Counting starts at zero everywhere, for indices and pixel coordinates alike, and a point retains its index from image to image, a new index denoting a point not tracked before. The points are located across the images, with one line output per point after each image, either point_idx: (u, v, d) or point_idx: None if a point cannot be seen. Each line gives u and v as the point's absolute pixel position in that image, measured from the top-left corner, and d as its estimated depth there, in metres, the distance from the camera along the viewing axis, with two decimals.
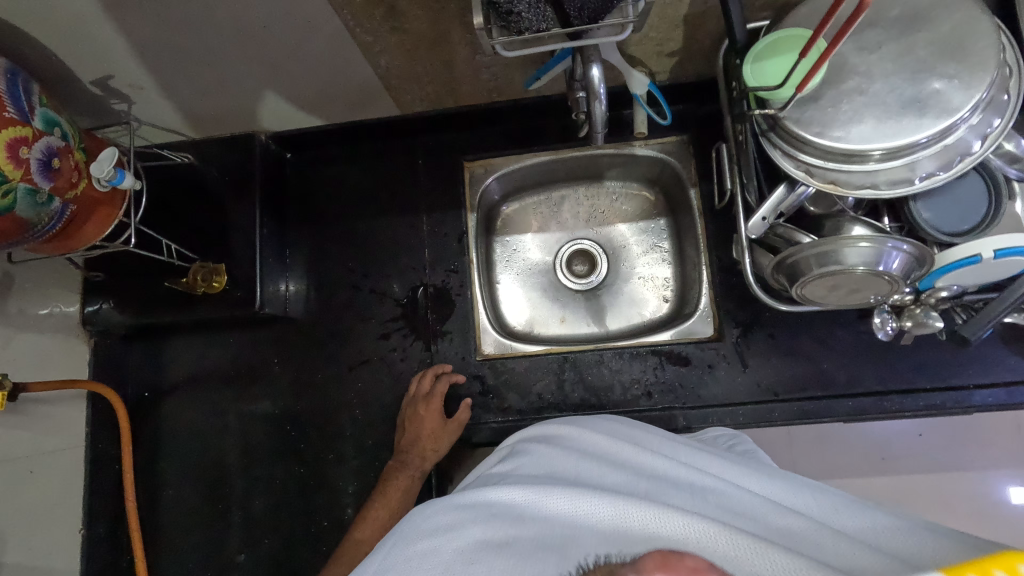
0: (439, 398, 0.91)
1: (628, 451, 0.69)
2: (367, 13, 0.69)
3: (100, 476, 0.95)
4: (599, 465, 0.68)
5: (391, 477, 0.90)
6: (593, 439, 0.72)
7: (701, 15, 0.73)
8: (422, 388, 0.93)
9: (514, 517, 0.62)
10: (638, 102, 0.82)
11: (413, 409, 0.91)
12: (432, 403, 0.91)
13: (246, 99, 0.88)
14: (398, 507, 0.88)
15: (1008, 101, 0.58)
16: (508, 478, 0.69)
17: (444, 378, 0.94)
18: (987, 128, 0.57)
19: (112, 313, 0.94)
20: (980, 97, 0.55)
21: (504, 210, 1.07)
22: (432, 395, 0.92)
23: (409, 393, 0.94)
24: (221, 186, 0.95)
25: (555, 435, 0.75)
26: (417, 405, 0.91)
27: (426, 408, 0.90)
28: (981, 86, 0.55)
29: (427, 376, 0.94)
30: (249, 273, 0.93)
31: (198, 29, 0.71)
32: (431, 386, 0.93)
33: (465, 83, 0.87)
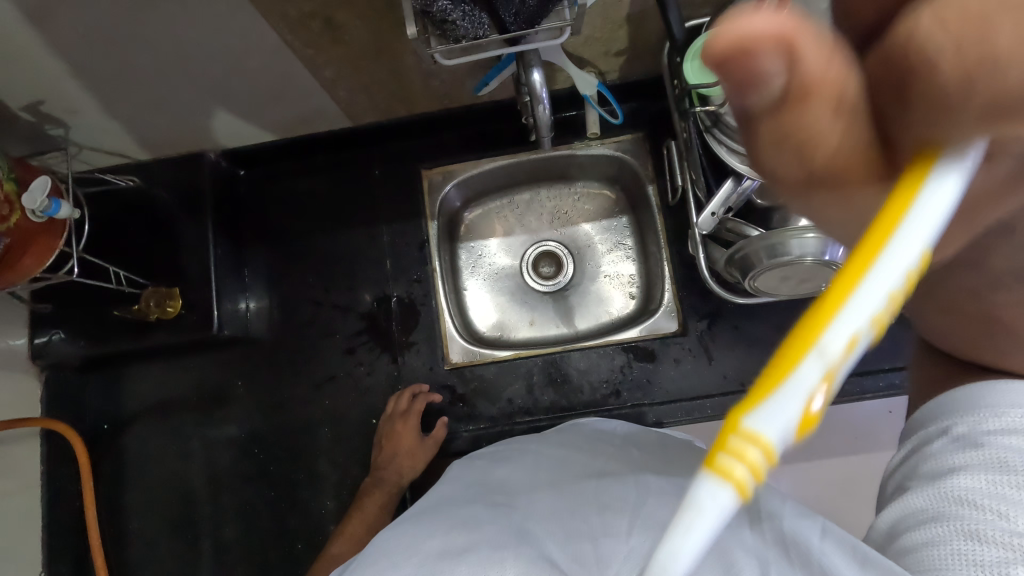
0: (416, 416, 0.90)
1: (580, 457, 0.69)
2: (305, 27, 0.67)
3: (61, 514, 0.92)
4: (555, 473, 0.67)
5: (369, 492, 0.89)
6: (548, 447, 0.73)
7: (642, 14, 0.73)
8: (399, 406, 0.92)
9: (472, 525, 0.59)
10: (589, 104, 0.82)
11: (390, 427, 0.91)
12: (410, 420, 0.90)
13: (190, 117, 0.85)
14: (374, 520, 0.86)
15: None
16: (465, 494, 0.66)
17: (422, 397, 0.93)
18: None
19: (63, 345, 0.91)
20: None
21: (466, 216, 1.05)
22: (410, 412, 0.91)
23: (386, 412, 0.93)
24: (170, 207, 0.92)
25: (509, 449, 0.75)
26: (394, 422, 0.91)
27: (404, 424, 0.90)
28: None
29: (405, 394, 0.93)
30: (206, 295, 0.91)
31: (130, 49, 0.69)
32: (409, 404, 0.93)
33: (416, 92, 0.87)
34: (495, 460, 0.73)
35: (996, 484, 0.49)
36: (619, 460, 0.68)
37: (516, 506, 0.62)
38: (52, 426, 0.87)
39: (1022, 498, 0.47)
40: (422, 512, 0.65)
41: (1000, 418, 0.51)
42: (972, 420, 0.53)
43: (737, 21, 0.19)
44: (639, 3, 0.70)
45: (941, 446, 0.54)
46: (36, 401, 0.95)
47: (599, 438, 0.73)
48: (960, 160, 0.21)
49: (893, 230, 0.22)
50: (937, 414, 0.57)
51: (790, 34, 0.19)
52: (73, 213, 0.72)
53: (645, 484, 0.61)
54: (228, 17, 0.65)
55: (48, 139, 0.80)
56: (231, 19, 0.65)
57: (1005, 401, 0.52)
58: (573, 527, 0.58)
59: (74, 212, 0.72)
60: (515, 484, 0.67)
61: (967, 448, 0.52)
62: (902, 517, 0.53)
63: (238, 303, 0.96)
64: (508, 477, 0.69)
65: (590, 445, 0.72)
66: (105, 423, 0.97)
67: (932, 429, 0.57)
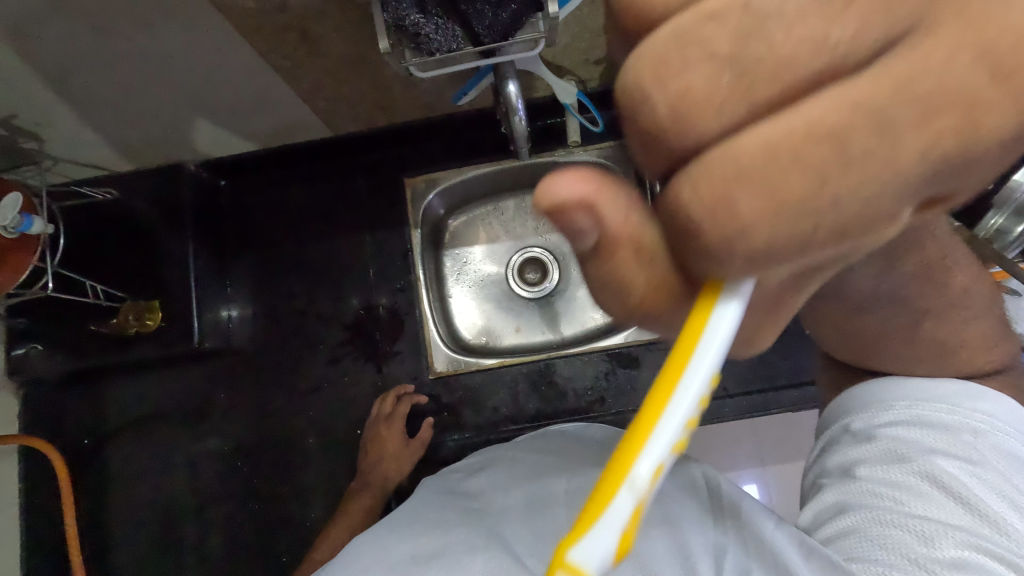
0: (400, 419, 0.90)
1: (552, 459, 0.68)
2: (279, 39, 0.67)
3: (38, 532, 0.90)
4: (526, 474, 0.66)
5: (354, 498, 0.88)
6: (527, 453, 0.71)
7: (620, 23, 0.73)
8: (384, 409, 0.92)
9: (448, 529, 0.59)
10: (570, 112, 0.83)
11: (375, 431, 0.91)
12: (394, 424, 0.90)
13: (167, 127, 0.84)
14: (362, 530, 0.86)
15: None
16: (442, 499, 0.66)
17: (406, 399, 0.92)
18: None
19: (40, 360, 0.89)
20: None
21: (450, 223, 1.04)
22: (395, 415, 0.91)
23: (371, 415, 0.93)
24: (147, 219, 0.91)
25: (487, 457, 0.73)
26: (378, 425, 0.91)
27: (389, 429, 0.90)
28: None
29: (389, 397, 0.93)
30: (185, 307, 0.89)
31: (101, 61, 0.67)
32: (394, 406, 0.92)
33: (395, 102, 0.86)
34: (473, 470, 0.71)
35: (893, 474, 0.50)
36: (594, 458, 0.66)
37: (489, 512, 0.61)
38: (31, 443, 0.86)
39: (918, 486, 0.48)
40: (403, 516, 0.64)
41: (888, 412, 0.53)
42: (865, 415, 0.54)
43: (650, 52, 0.21)
44: (617, 13, 0.71)
45: (843, 441, 0.56)
46: (14, 416, 0.94)
47: (571, 441, 0.72)
48: (814, 184, 0.23)
49: (689, 355, 0.21)
50: (836, 412, 0.58)
51: (671, 53, 0.20)
52: (46, 228, 0.71)
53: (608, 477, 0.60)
54: (203, 30, 0.64)
55: (21, 152, 0.79)
56: (205, 32, 0.65)
57: (892, 394, 0.53)
58: (541, 526, 0.58)
59: (48, 227, 0.71)
60: (490, 489, 0.65)
61: (863, 442, 0.53)
62: (820, 510, 0.54)
63: (221, 312, 0.96)
64: (484, 485, 0.67)
65: (563, 447, 0.71)
66: (87, 438, 0.95)
67: (835, 427, 0.58)
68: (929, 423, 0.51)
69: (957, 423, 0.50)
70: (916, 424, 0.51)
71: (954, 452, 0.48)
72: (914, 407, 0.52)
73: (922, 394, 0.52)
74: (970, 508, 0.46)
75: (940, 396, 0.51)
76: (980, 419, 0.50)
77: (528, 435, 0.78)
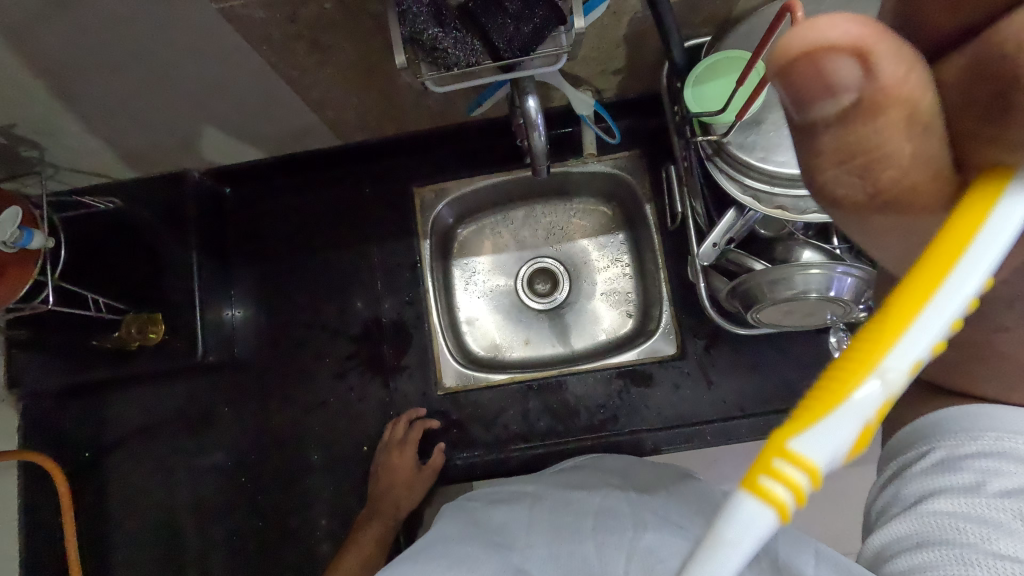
0: (412, 445, 0.88)
1: (580, 496, 0.66)
2: (289, 49, 0.64)
3: (37, 549, 0.88)
4: (553, 509, 0.65)
5: (364, 526, 0.87)
6: (550, 487, 0.69)
7: (641, 34, 0.71)
8: (395, 434, 0.90)
9: (476, 563, 0.58)
10: (586, 123, 0.81)
11: (386, 457, 0.89)
12: (406, 451, 0.88)
13: (172, 136, 0.82)
14: (372, 552, 0.84)
15: None
16: (467, 531, 0.64)
17: (418, 424, 0.90)
18: None
19: (39, 373, 0.87)
20: None
21: (459, 233, 1.01)
22: (407, 441, 0.88)
23: (383, 439, 0.91)
24: (150, 228, 0.88)
25: (510, 491, 0.72)
26: (390, 451, 0.88)
27: (400, 455, 0.87)
28: None
29: (401, 422, 0.91)
30: (189, 320, 0.87)
31: (105, 70, 0.65)
32: (405, 431, 0.90)
33: (406, 111, 0.84)
34: (495, 503, 0.69)
35: (978, 506, 0.44)
36: (621, 495, 0.64)
37: (515, 550, 0.60)
38: (30, 458, 0.84)
39: (1007, 521, 0.43)
40: (422, 549, 0.62)
41: (975, 442, 0.47)
42: (947, 444, 0.48)
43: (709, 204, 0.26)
44: (638, 23, 0.68)
45: (917, 469, 0.50)
46: (13, 429, 0.92)
47: (596, 474, 0.71)
48: (902, 348, 0.27)
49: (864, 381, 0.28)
50: (911, 439, 0.52)
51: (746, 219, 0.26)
52: (48, 242, 0.69)
53: (632, 517, 0.60)
54: (211, 40, 0.62)
55: (21, 161, 0.76)
56: (214, 41, 0.63)
57: (980, 424, 0.47)
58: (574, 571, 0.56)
59: (49, 241, 0.69)
60: (514, 527, 0.64)
61: (942, 471, 0.47)
62: (887, 543, 0.48)
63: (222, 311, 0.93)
64: (506, 521, 0.65)
65: (589, 482, 0.69)
66: (87, 451, 0.93)
67: (908, 455, 0.52)
68: (1012, 456, 0.45)
69: None
70: (1009, 458, 0.45)
71: None
72: (1004, 440, 0.46)
73: (1017, 425, 0.46)
74: None
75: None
76: None
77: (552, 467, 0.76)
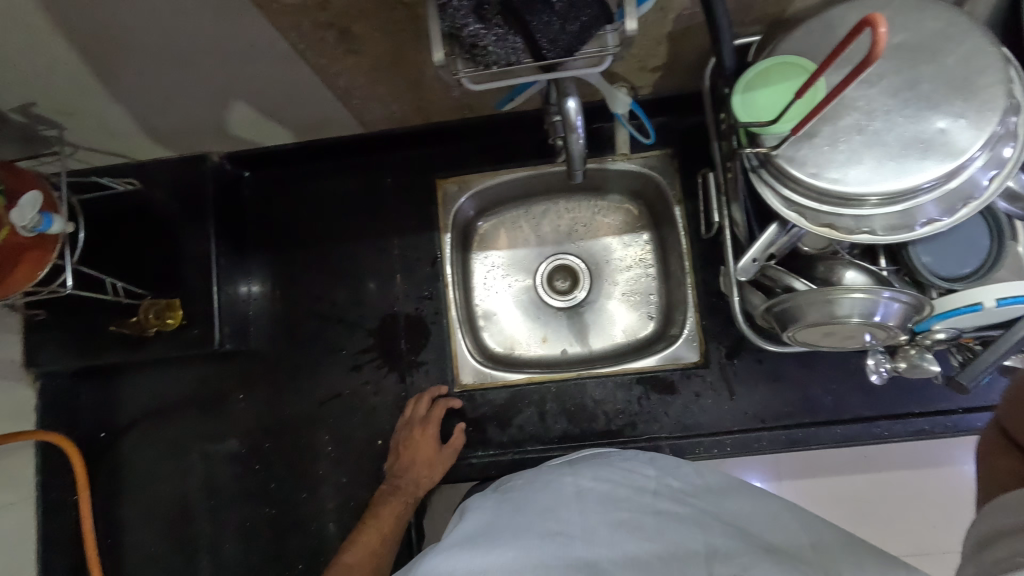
0: (435, 423, 0.87)
1: (625, 494, 0.64)
2: (318, 36, 0.62)
3: (54, 525, 0.89)
4: (599, 504, 0.63)
5: (383, 501, 0.86)
6: (585, 480, 0.66)
7: (686, 31, 0.67)
8: (417, 411, 0.89)
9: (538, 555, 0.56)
10: (620, 122, 0.77)
11: (408, 434, 0.88)
12: (429, 427, 0.87)
13: (192, 118, 0.80)
14: (390, 532, 0.83)
15: (968, 204, 0.53)
16: (509, 520, 0.62)
17: (442, 402, 0.90)
18: (956, 204, 0.53)
19: (54, 354, 0.86)
20: (949, 171, 0.49)
21: (480, 226, 0.99)
22: (430, 418, 0.88)
23: (404, 416, 0.90)
24: (170, 212, 0.86)
25: (541, 479, 0.69)
26: (412, 428, 0.88)
27: (422, 432, 0.87)
28: (957, 158, 0.49)
29: (424, 399, 0.90)
30: (207, 307, 0.85)
31: (127, 49, 0.63)
32: (427, 410, 0.89)
33: (435, 102, 0.81)
34: (535, 489, 0.66)
35: None
36: (665, 496, 0.64)
37: (569, 539, 0.58)
38: (49, 438, 0.85)
39: None
40: (474, 541, 0.59)
41: None
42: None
43: None
44: (685, 20, 0.65)
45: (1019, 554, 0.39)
46: None
47: (635, 469, 0.69)
48: None
49: None
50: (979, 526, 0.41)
51: None
52: (67, 227, 0.67)
53: (699, 528, 0.58)
54: (239, 22, 0.60)
55: (41, 139, 0.75)
56: (242, 23, 0.60)
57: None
58: (642, 561, 0.55)
59: (69, 226, 0.67)
60: (562, 514, 0.62)
61: None
62: None
63: (239, 287, 0.92)
64: (550, 507, 0.63)
65: (628, 476, 0.67)
66: (103, 431, 0.94)
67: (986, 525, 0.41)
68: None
69: None
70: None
71: None
72: None
73: None
74: None
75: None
76: None
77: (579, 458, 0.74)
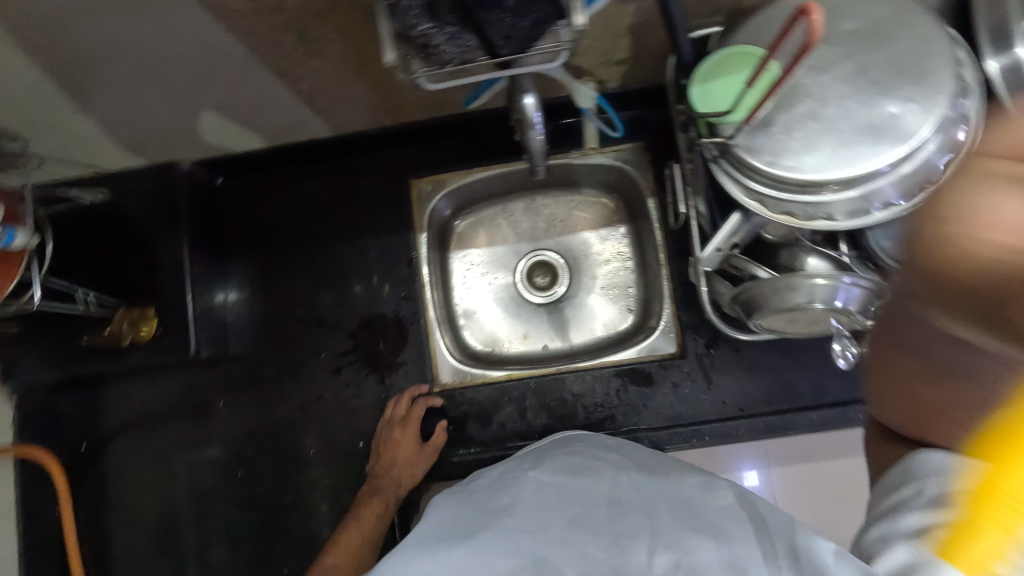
0: (415, 423, 0.88)
1: (587, 484, 0.65)
2: (278, 40, 0.62)
3: (36, 540, 0.88)
4: (560, 497, 0.63)
5: (365, 502, 0.86)
6: (550, 473, 0.67)
7: (646, 24, 0.67)
8: (398, 412, 0.90)
9: (495, 553, 0.57)
10: (588, 116, 0.78)
11: (389, 433, 0.88)
12: (409, 427, 0.87)
13: (158, 126, 0.79)
14: (372, 533, 0.84)
15: (925, 186, 0.53)
16: (473, 517, 0.63)
17: (421, 401, 0.90)
18: (914, 186, 0.53)
19: (29, 369, 0.85)
20: (903, 155, 0.50)
21: (457, 225, 0.99)
22: (410, 418, 0.88)
23: (385, 417, 0.91)
24: (142, 222, 0.86)
25: (508, 472, 0.70)
26: (392, 429, 0.88)
27: (402, 432, 0.87)
28: (910, 142, 0.50)
29: (404, 399, 0.90)
30: (183, 316, 0.85)
31: (85, 58, 0.62)
32: (408, 409, 0.90)
33: (403, 102, 0.81)
34: (501, 485, 0.67)
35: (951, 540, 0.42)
36: (627, 482, 0.65)
37: (528, 534, 0.59)
38: (27, 452, 0.84)
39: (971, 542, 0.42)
40: (430, 544, 0.60)
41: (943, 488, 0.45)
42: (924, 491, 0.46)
43: None
44: (645, 12, 0.65)
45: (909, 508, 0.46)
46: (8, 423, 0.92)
47: (601, 457, 0.69)
48: None
49: None
50: (899, 481, 0.49)
51: None
52: (32, 240, 0.67)
53: (652, 514, 0.60)
54: (195, 27, 0.59)
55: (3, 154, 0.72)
56: (198, 29, 0.60)
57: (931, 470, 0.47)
58: (591, 556, 0.56)
59: (33, 239, 0.67)
60: (523, 508, 0.62)
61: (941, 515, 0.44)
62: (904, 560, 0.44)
63: (216, 295, 0.92)
64: (513, 502, 0.64)
65: (591, 466, 0.68)
66: (84, 443, 0.94)
67: (890, 496, 0.49)
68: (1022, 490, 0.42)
69: None
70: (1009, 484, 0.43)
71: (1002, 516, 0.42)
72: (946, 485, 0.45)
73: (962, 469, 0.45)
74: None
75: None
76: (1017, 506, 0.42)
77: (546, 446, 0.75)
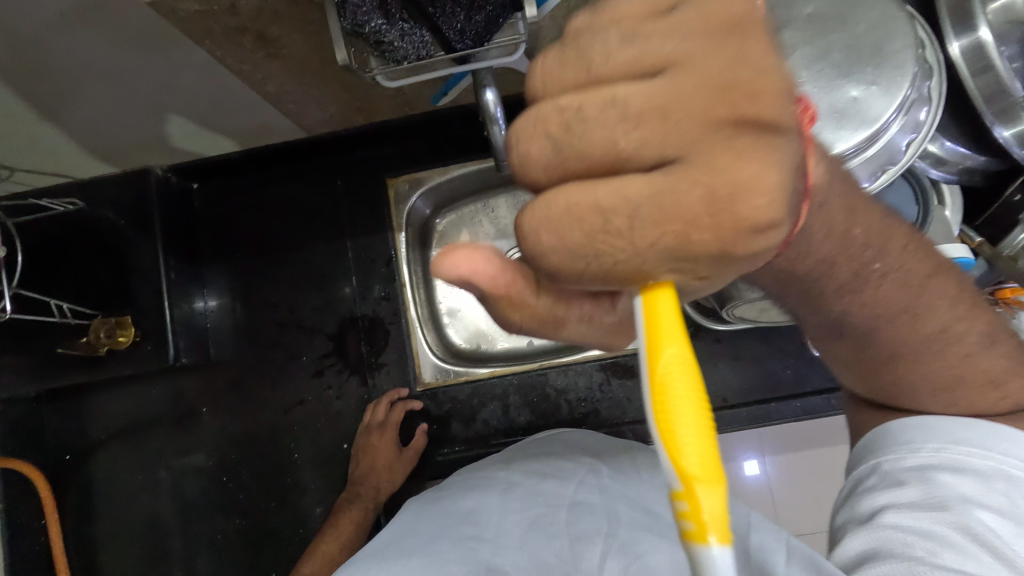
0: (393, 427, 0.88)
1: (551, 485, 0.66)
2: (234, 43, 0.61)
3: (22, 551, 0.89)
4: (521, 500, 0.64)
5: (344, 509, 0.87)
6: (517, 478, 0.68)
7: None
8: (376, 416, 0.90)
9: (450, 554, 0.57)
10: None
11: (367, 439, 0.89)
12: (387, 432, 0.87)
13: (124, 133, 0.78)
14: (351, 540, 0.84)
15: (890, 169, 0.53)
16: (437, 521, 0.64)
17: (400, 405, 0.90)
18: (879, 169, 0.53)
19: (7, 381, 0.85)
20: (869, 136, 0.49)
21: (437, 224, 0.99)
22: (387, 423, 0.88)
23: (363, 423, 0.91)
24: (114, 230, 0.84)
25: (477, 478, 0.71)
26: (371, 434, 0.88)
27: (381, 437, 0.87)
28: (876, 123, 0.49)
29: (382, 403, 0.90)
30: (158, 323, 0.84)
31: (41, 66, 0.62)
32: (386, 414, 0.90)
33: (373, 100, 0.80)
34: (467, 489, 0.69)
35: (925, 522, 0.45)
36: (589, 484, 0.65)
37: (485, 540, 0.59)
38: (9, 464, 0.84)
39: (951, 536, 0.43)
40: (385, 551, 0.60)
41: (916, 454, 0.48)
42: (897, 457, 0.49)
43: (466, 255, 0.29)
44: None
45: (878, 484, 0.49)
46: None
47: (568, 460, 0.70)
48: None
49: None
50: (869, 447, 0.53)
51: (490, 273, 0.30)
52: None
53: (613, 517, 0.60)
54: (150, 30, 0.59)
55: None
56: (152, 33, 0.59)
57: (920, 435, 0.49)
58: (542, 560, 0.57)
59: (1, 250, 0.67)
60: (484, 514, 0.63)
61: (901, 486, 0.48)
62: (874, 550, 0.45)
63: (195, 302, 0.92)
64: (476, 507, 0.65)
65: (556, 469, 0.69)
66: (69, 453, 0.94)
67: (864, 467, 0.53)
68: (963, 468, 0.46)
69: (1007, 473, 0.45)
70: (949, 466, 0.47)
71: (991, 502, 0.44)
72: (941, 451, 0.48)
73: (954, 434, 0.48)
74: (1008, 563, 0.41)
75: (971, 434, 0.47)
76: (1013, 464, 0.46)
77: (518, 454, 0.76)
